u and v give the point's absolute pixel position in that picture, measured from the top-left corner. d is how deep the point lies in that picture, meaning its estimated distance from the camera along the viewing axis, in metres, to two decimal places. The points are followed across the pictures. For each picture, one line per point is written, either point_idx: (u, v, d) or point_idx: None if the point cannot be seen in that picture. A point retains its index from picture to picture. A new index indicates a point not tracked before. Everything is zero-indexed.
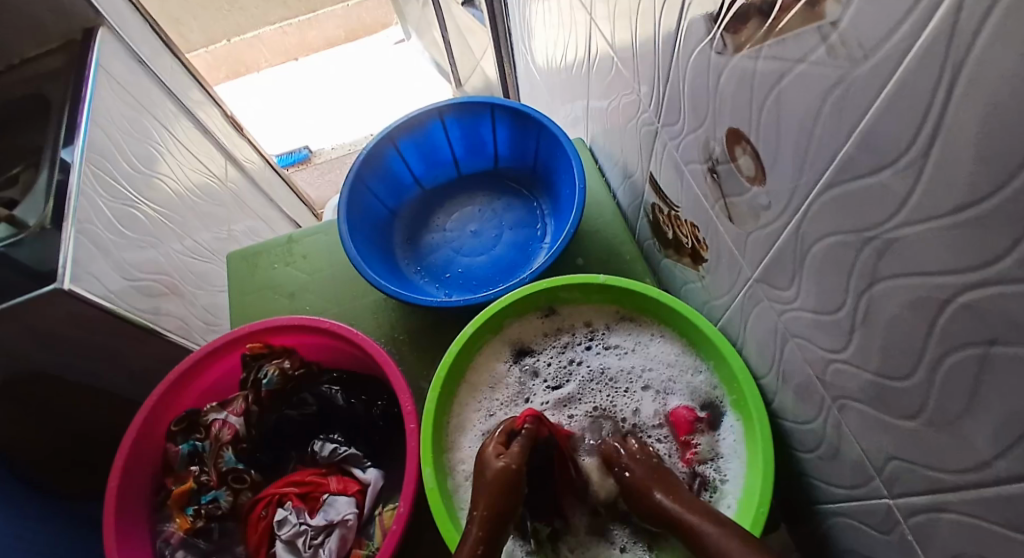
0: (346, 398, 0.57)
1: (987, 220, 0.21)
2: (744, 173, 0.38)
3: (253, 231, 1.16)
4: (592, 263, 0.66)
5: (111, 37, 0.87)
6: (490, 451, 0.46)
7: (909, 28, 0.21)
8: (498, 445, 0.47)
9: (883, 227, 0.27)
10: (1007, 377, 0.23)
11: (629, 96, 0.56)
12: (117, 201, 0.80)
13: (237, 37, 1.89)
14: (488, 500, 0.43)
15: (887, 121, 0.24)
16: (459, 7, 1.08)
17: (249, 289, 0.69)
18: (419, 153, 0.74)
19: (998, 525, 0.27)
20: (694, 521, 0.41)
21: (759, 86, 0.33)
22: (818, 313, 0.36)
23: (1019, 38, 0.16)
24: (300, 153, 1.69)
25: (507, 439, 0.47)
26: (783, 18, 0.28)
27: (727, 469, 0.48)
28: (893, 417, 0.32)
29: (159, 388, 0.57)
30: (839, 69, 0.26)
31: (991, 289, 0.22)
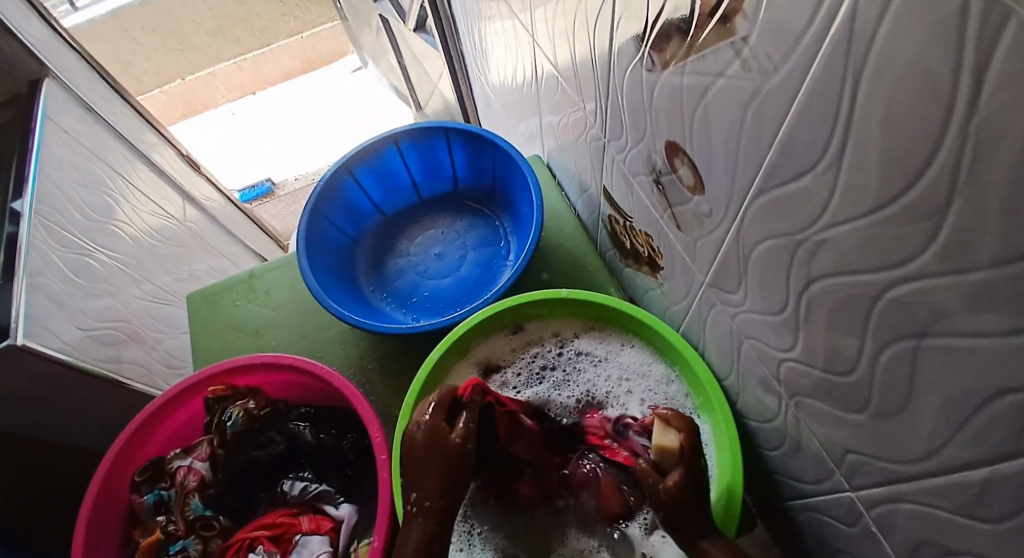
0: (315, 434, 0.56)
1: (903, 218, 0.22)
2: (685, 183, 0.39)
3: (217, 269, 1.14)
4: (557, 277, 0.67)
5: (58, 86, 0.85)
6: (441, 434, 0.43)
7: (810, 41, 0.22)
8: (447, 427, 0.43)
9: (811, 230, 0.28)
10: (940, 366, 0.24)
11: (576, 113, 0.57)
12: (69, 251, 0.78)
13: (191, 76, 1.88)
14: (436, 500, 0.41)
15: (801, 130, 0.26)
16: (411, 34, 1.09)
17: (211, 329, 0.67)
18: (376, 181, 0.74)
19: (952, 512, 0.28)
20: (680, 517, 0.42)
21: (687, 99, 0.34)
22: (766, 314, 0.37)
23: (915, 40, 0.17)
24: (263, 186, 1.66)
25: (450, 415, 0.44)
26: (700, 36, 0.30)
27: None
28: (843, 410, 0.33)
29: (121, 437, 0.55)
30: (753, 82, 0.27)
31: (913, 284, 0.23)
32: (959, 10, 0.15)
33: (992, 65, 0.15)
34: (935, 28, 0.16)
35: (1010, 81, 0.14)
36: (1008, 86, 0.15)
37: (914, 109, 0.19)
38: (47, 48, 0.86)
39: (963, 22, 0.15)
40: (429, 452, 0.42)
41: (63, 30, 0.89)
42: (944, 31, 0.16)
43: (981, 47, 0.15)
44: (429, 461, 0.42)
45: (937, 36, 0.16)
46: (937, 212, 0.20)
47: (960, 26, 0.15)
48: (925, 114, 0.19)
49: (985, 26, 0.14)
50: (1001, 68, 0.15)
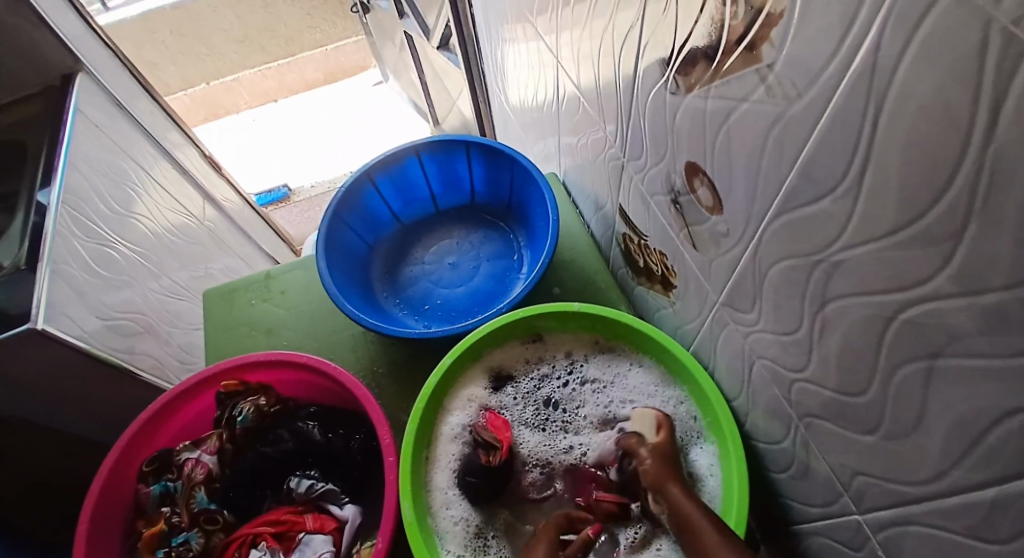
0: (323, 433, 0.56)
1: (920, 240, 0.23)
2: (703, 204, 0.41)
3: (230, 269, 1.15)
4: (568, 292, 0.68)
5: (90, 82, 0.88)
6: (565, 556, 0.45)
7: (834, 71, 0.24)
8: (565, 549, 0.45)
9: (828, 252, 0.29)
10: (951, 386, 0.25)
11: (596, 133, 0.59)
12: (93, 241, 0.80)
13: (216, 81, 1.94)
14: None
15: (821, 155, 0.27)
16: (435, 52, 1.12)
17: (224, 326, 0.69)
18: (395, 189, 0.76)
19: (961, 535, 0.28)
20: (696, 520, 0.42)
21: (709, 122, 0.35)
22: (779, 333, 0.37)
23: (939, 70, 0.19)
24: (279, 192, 1.68)
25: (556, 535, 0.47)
26: (726, 62, 0.31)
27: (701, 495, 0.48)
28: (853, 431, 0.34)
29: (132, 426, 0.56)
30: (777, 107, 0.29)
31: (929, 304, 0.24)
32: (980, 46, 0.16)
33: (1006, 100, 0.16)
34: (957, 61, 0.18)
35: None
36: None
37: (934, 136, 0.20)
38: (84, 44, 0.89)
39: (983, 54, 0.16)
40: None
41: (100, 28, 0.92)
42: (965, 63, 0.17)
43: (998, 82, 0.16)
44: None
45: (962, 66, 0.17)
46: (952, 237, 0.21)
47: (979, 60, 0.17)
48: (944, 141, 0.20)
49: (1003, 63, 0.16)
50: (1015, 101, 0.16)
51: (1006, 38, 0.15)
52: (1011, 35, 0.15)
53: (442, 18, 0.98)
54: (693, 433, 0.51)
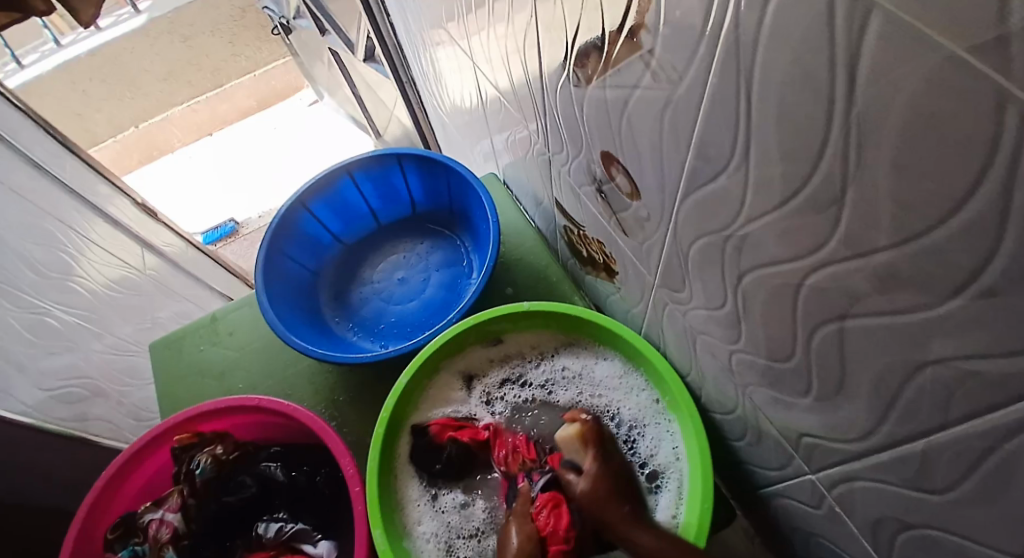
0: (286, 473, 0.55)
1: (807, 208, 0.23)
2: (623, 190, 0.41)
3: (182, 315, 1.11)
4: (521, 291, 0.68)
5: (4, 147, 0.81)
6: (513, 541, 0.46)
7: (704, 49, 0.24)
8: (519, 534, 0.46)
9: (734, 226, 0.30)
10: (863, 345, 0.25)
11: (522, 132, 0.58)
12: (25, 311, 0.78)
13: (146, 123, 1.91)
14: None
15: (710, 134, 0.27)
16: (361, 65, 1.10)
17: (173, 377, 0.66)
18: (333, 212, 0.74)
19: (900, 486, 0.29)
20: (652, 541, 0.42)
21: (612, 111, 0.35)
22: (711, 310, 0.38)
23: (795, 39, 0.19)
24: (226, 227, 1.63)
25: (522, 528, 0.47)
26: (613, 51, 0.31)
27: (669, 475, 0.49)
28: (789, 396, 0.35)
29: (88, 498, 0.53)
30: (665, 91, 0.29)
31: (828, 269, 0.25)
32: (827, 11, 0.17)
33: (862, 59, 0.16)
34: (809, 30, 0.18)
35: (880, 71, 0.16)
36: (878, 74, 0.16)
37: (801, 106, 0.20)
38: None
39: (832, 19, 0.16)
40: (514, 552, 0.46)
41: (6, 88, 0.84)
42: (817, 33, 0.17)
43: (850, 43, 0.16)
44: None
45: (812, 30, 0.18)
46: (834, 202, 0.22)
47: (828, 23, 0.17)
48: (810, 110, 0.20)
49: (853, 25, 0.16)
50: (870, 61, 0.16)
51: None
52: None
53: (361, 30, 0.96)
54: (655, 413, 0.51)
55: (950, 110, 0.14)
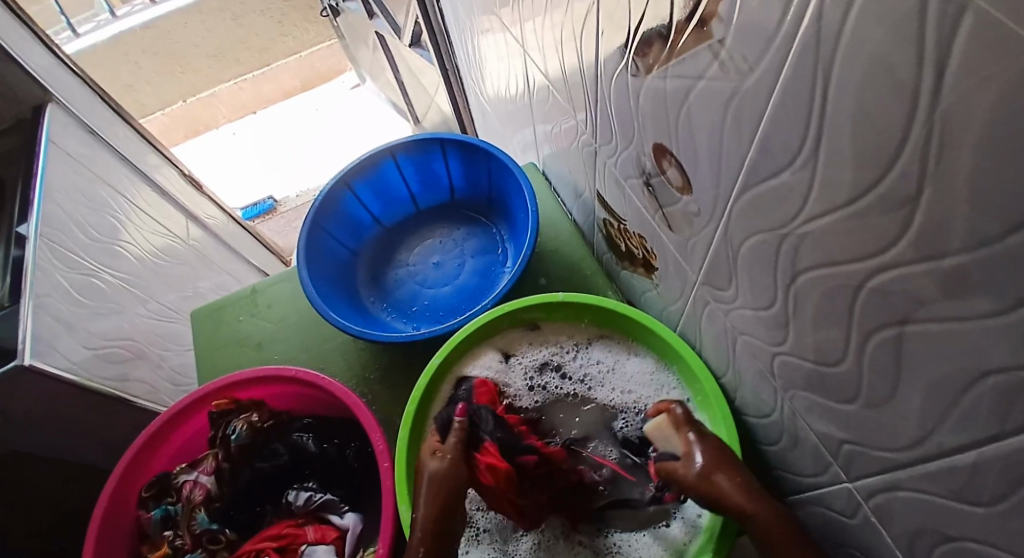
0: (318, 444, 0.57)
1: (876, 208, 0.23)
2: (673, 184, 0.40)
3: (221, 286, 1.15)
4: (555, 283, 0.68)
5: (61, 111, 0.87)
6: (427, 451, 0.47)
7: (781, 41, 0.23)
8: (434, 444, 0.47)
9: (793, 225, 0.29)
10: (922, 353, 0.25)
11: (568, 122, 0.58)
12: (76, 272, 0.80)
13: (193, 97, 1.95)
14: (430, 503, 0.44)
15: (777, 128, 0.26)
16: (407, 49, 1.11)
17: (214, 344, 0.69)
18: (374, 193, 0.75)
19: (943, 498, 0.28)
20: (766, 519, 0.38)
21: (670, 102, 0.35)
22: (757, 310, 0.37)
23: (881, 33, 0.18)
24: (265, 204, 1.67)
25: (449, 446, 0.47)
26: (679, 40, 0.31)
27: None
28: (834, 402, 0.34)
29: (128, 453, 0.56)
30: (731, 82, 0.28)
31: (892, 271, 0.24)
32: (917, 6, 0.16)
33: (951, 58, 0.16)
34: (895, 23, 0.17)
35: (970, 69, 0.15)
36: (970, 75, 0.15)
37: (881, 103, 0.20)
38: (50, 74, 0.87)
39: (922, 15, 0.16)
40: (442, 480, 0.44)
41: (66, 56, 0.91)
42: (904, 27, 0.17)
43: (939, 41, 0.16)
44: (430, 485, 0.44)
45: (899, 24, 0.17)
46: (908, 202, 0.21)
47: (919, 18, 0.16)
48: (891, 107, 0.19)
49: (942, 21, 0.15)
50: (960, 58, 0.15)
51: None
52: None
53: (410, 15, 0.97)
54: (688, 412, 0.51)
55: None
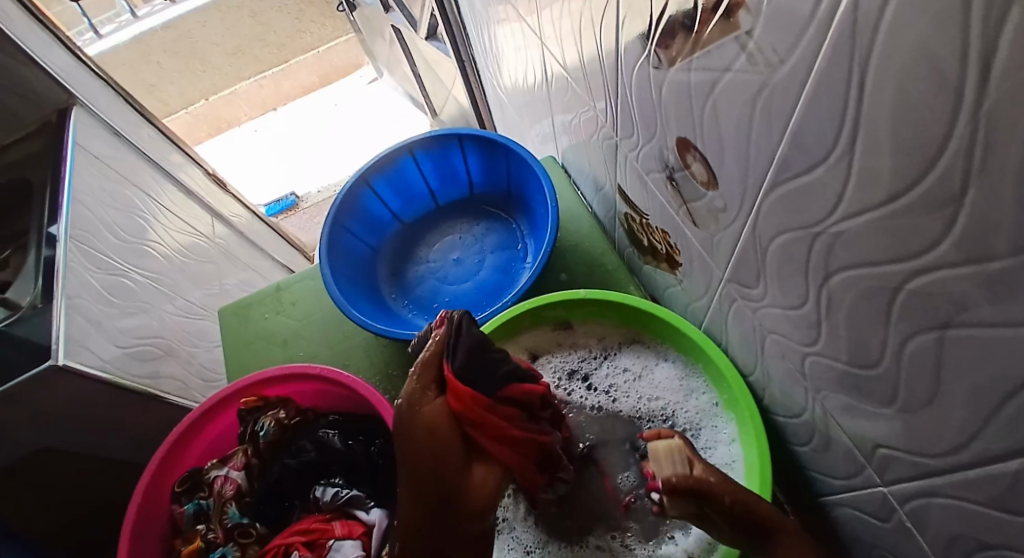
0: (344, 440, 0.58)
1: (917, 207, 0.22)
2: (698, 178, 0.39)
3: (247, 283, 1.17)
4: (576, 278, 0.67)
5: (86, 115, 0.90)
6: (408, 397, 0.36)
7: (814, 31, 0.22)
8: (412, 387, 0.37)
9: (827, 222, 0.28)
10: (964, 358, 0.23)
11: (588, 114, 0.57)
12: (106, 272, 0.83)
13: (215, 95, 1.99)
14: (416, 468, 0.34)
15: (810, 122, 0.25)
16: (423, 42, 1.11)
17: (241, 342, 0.70)
18: (393, 190, 0.76)
19: (984, 506, 0.27)
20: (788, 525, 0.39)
21: (695, 95, 0.34)
22: (788, 309, 0.36)
23: (922, 22, 0.17)
24: (287, 200, 1.69)
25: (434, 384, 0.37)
26: (704, 32, 0.30)
27: None
28: (869, 404, 0.33)
29: (159, 450, 0.57)
30: (760, 75, 0.27)
31: (933, 274, 0.23)
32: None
33: (996, 56, 0.15)
34: (936, 15, 0.16)
35: (1014, 67, 0.14)
36: (1018, 73, 0.14)
37: (923, 97, 0.19)
38: (73, 77, 0.90)
39: (967, 7, 0.15)
40: (428, 435, 0.34)
41: (88, 58, 0.94)
42: (945, 18, 0.16)
43: (985, 35, 0.15)
44: (414, 439, 0.34)
45: (939, 18, 0.16)
46: (952, 202, 0.20)
47: (964, 10, 0.15)
48: (934, 102, 0.18)
49: (989, 12, 0.14)
50: (1006, 55, 0.14)
51: None
52: None
53: (426, 8, 0.96)
54: (712, 417, 0.50)
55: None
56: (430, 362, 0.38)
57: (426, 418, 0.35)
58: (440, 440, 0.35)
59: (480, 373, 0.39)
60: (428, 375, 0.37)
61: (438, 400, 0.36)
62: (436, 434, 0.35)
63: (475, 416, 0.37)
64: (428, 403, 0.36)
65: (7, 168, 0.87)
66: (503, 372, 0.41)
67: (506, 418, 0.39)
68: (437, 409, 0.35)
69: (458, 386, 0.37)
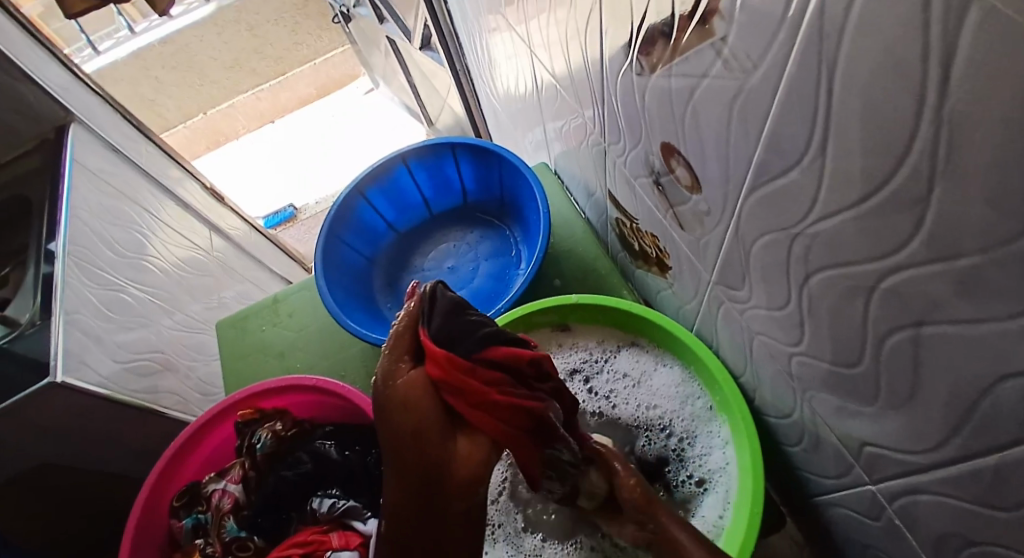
0: (340, 451, 0.58)
1: (887, 207, 0.22)
2: (682, 183, 0.39)
3: (245, 296, 1.18)
4: (569, 283, 0.67)
5: (84, 131, 0.91)
6: (384, 373, 0.34)
7: (784, 36, 0.23)
8: (388, 360, 0.35)
9: (804, 224, 0.28)
10: (940, 356, 0.24)
11: (577, 120, 0.58)
12: (104, 288, 0.84)
13: (213, 110, 2.02)
14: (398, 451, 0.32)
15: (784, 126, 0.26)
16: (418, 52, 1.11)
17: (238, 354, 0.70)
18: (388, 200, 0.76)
19: (968, 502, 0.27)
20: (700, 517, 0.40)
21: (676, 101, 0.34)
22: (772, 310, 0.36)
23: (884, 25, 0.17)
24: (286, 212, 1.70)
25: (409, 355, 0.34)
26: (681, 38, 0.30)
27: (718, 487, 0.47)
28: (854, 403, 0.33)
29: (157, 465, 0.58)
30: (736, 80, 0.27)
31: (906, 273, 0.23)
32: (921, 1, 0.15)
33: (956, 56, 0.15)
34: (898, 20, 0.16)
35: (975, 65, 0.14)
36: (976, 72, 0.15)
37: (889, 99, 0.19)
38: (71, 95, 0.92)
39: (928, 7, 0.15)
40: (405, 410, 0.32)
41: (85, 76, 0.95)
42: (906, 21, 0.16)
43: (944, 37, 0.15)
44: (392, 422, 0.32)
45: (899, 20, 0.16)
46: (919, 202, 0.20)
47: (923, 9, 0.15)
48: (898, 105, 0.19)
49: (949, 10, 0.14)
50: (967, 53, 0.15)
51: None
52: None
53: (419, 19, 0.97)
54: (708, 422, 0.50)
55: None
56: (400, 331, 0.35)
57: (400, 393, 0.33)
58: (415, 415, 0.32)
59: (461, 335, 0.36)
60: (401, 346, 0.35)
61: (413, 370, 0.33)
62: (412, 409, 0.32)
63: (456, 382, 0.33)
64: (401, 376, 0.33)
65: (5, 185, 0.88)
66: (486, 334, 0.37)
67: (495, 384, 0.35)
68: (411, 379, 0.33)
69: (432, 349, 0.33)
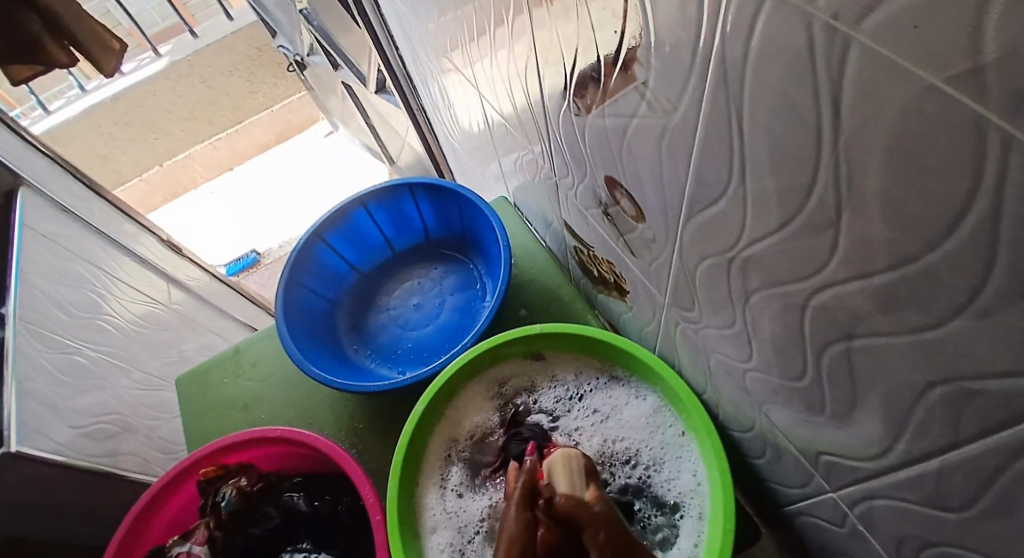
0: (309, 502, 0.57)
1: (804, 231, 0.24)
2: (628, 213, 0.41)
3: (208, 347, 1.14)
4: (536, 312, 0.68)
5: (33, 194, 0.88)
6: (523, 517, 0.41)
7: (696, 81, 0.25)
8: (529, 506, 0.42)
9: (737, 248, 0.30)
10: (871, 365, 0.25)
11: (528, 156, 0.60)
12: (57, 351, 0.80)
13: (169, 161, 2.00)
14: None
15: (707, 161, 0.28)
16: (373, 95, 1.13)
17: (200, 410, 0.68)
18: (349, 242, 0.77)
19: (919, 504, 0.29)
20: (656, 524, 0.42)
21: (613, 138, 0.36)
22: (722, 329, 0.38)
23: (778, 71, 0.19)
24: (248, 258, 1.67)
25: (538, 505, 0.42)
26: (609, 83, 0.32)
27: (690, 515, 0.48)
28: (806, 414, 0.34)
29: (118, 534, 0.55)
30: (661, 120, 0.29)
31: (830, 289, 0.25)
32: (807, 48, 0.17)
33: (843, 94, 0.17)
34: (791, 66, 0.18)
35: (861, 100, 0.16)
36: (863, 108, 0.16)
37: (789, 135, 0.21)
38: (22, 158, 0.89)
39: (812, 55, 0.17)
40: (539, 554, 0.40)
41: (34, 138, 0.93)
42: (798, 65, 0.18)
43: (831, 78, 0.17)
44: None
45: (792, 66, 0.18)
46: (831, 225, 0.22)
47: (808, 57, 0.17)
48: (799, 140, 0.21)
49: (831, 55, 0.16)
50: (851, 90, 0.16)
51: (829, 33, 0.16)
52: (832, 29, 0.16)
53: (372, 64, 1.00)
54: (678, 450, 0.50)
55: (933, 138, 0.14)
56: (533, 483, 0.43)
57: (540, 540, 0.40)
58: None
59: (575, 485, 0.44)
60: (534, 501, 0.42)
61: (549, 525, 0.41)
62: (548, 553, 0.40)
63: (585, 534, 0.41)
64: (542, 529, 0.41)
65: None
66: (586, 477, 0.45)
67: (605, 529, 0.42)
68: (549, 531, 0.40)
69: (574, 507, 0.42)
